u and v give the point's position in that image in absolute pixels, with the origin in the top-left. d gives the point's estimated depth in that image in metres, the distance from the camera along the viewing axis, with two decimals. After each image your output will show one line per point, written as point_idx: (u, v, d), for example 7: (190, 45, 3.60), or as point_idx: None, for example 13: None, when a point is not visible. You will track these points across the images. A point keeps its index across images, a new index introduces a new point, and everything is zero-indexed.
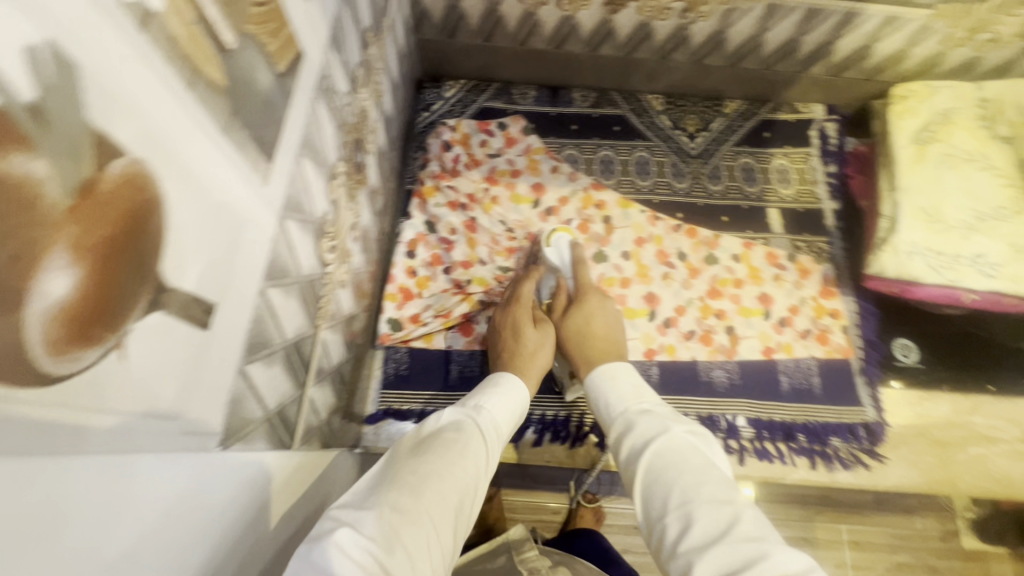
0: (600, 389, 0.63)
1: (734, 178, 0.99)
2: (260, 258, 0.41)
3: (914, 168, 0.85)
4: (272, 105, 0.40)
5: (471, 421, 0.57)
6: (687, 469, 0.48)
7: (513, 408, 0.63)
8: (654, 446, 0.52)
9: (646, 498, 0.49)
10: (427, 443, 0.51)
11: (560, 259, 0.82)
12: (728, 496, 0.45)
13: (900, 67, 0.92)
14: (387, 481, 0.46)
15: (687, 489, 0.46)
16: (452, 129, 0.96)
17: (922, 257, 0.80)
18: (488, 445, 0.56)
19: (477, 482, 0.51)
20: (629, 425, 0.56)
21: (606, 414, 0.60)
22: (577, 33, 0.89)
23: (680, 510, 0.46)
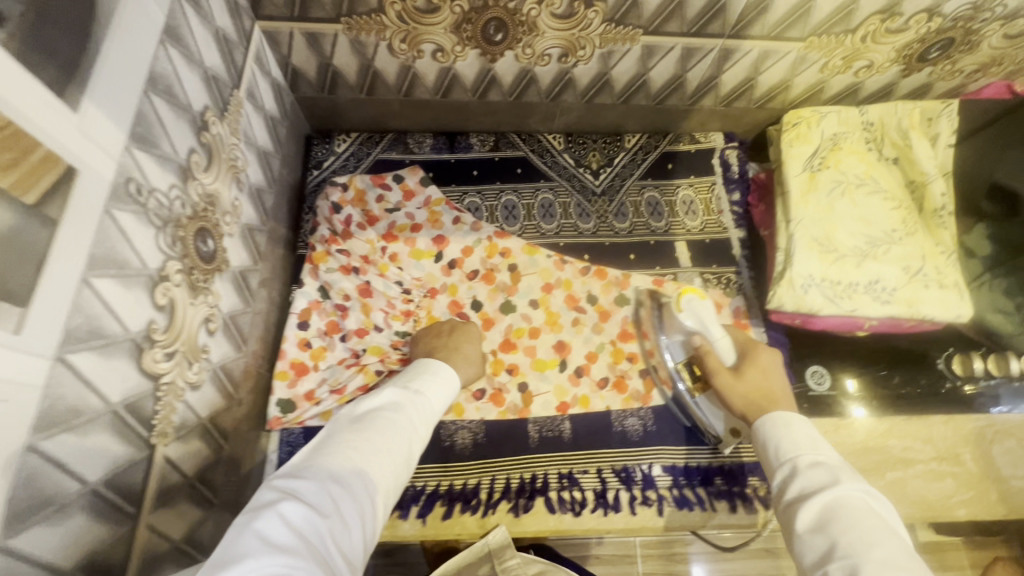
0: (768, 433, 0.59)
1: (640, 214, 0.98)
2: (24, 412, 0.36)
3: (807, 198, 0.85)
4: (18, 241, 0.35)
5: (409, 398, 0.61)
6: (859, 526, 0.45)
7: (443, 391, 0.67)
8: (822, 497, 0.49)
9: (806, 550, 0.47)
10: (367, 423, 0.54)
11: (699, 324, 0.76)
12: (909, 567, 0.41)
13: (787, 95, 0.92)
14: (326, 457, 0.49)
15: (854, 545, 0.43)
16: (344, 188, 0.91)
17: (818, 288, 0.80)
18: (418, 422, 0.60)
19: (407, 460, 0.55)
20: (795, 472, 0.53)
21: (772, 457, 0.57)
22: (460, 83, 0.86)
23: (845, 571, 0.42)
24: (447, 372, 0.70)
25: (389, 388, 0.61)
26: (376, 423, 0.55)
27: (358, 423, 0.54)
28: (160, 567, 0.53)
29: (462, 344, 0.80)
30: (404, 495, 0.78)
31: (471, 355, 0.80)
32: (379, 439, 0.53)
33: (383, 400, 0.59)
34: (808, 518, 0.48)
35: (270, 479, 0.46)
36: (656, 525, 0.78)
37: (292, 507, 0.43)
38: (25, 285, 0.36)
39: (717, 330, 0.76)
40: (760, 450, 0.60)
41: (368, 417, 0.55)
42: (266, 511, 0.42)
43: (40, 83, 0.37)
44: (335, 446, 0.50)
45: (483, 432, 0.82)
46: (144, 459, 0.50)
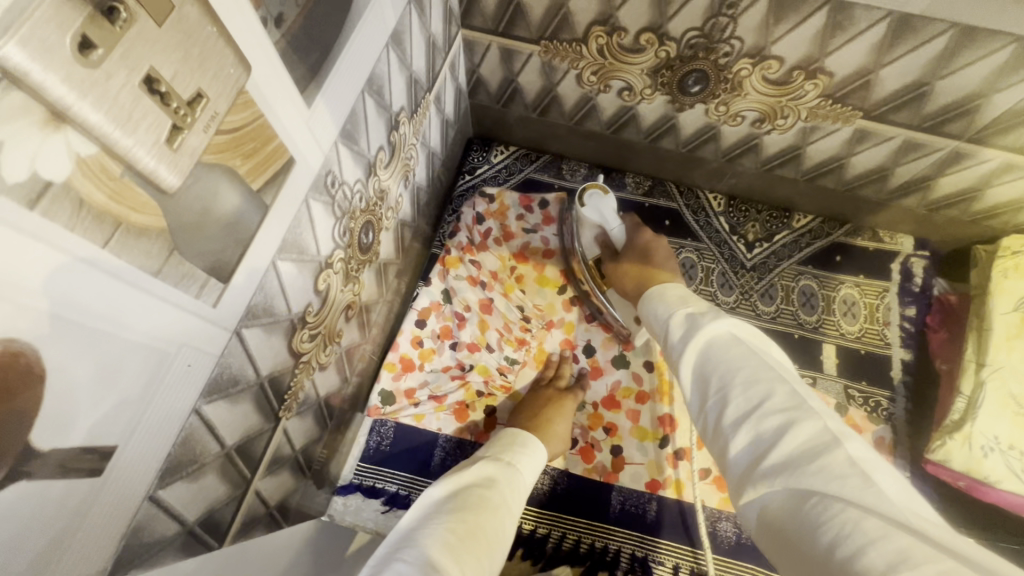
0: (648, 304, 0.61)
1: (790, 302, 0.88)
2: (197, 378, 0.39)
3: (1012, 344, 0.71)
4: (237, 224, 0.38)
5: (502, 475, 0.59)
6: (728, 359, 0.46)
7: (531, 466, 0.64)
8: (695, 345, 0.50)
9: (693, 400, 0.48)
10: (459, 505, 0.51)
11: (600, 217, 0.79)
12: (763, 375, 0.43)
13: (1015, 216, 0.77)
14: (421, 543, 0.45)
15: (723, 378, 0.45)
16: (490, 199, 0.92)
17: (1001, 456, 0.66)
18: (511, 499, 0.57)
19: (501, 543, 0.51)
20: (675, 331, 0.54)
21: (653, 323, 0.59)
22: (636, 123, 0.83)
23: (719, 405, 0.44)
24: (534, 442, 0.68)
25: (478, 462, 0.60)
26: (468, 504, 0.52)
27: (448, 506, 0.51)
28: (253, 528, 0.56)
29: (553, 421, 0.74)
30: None
31: (562, 433, 0.74)
32: (473, 522, 0.49)
33: (472, 477, 0.56)
34: (692, 366, 0.49)
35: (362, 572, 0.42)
36: None
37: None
38: (230, 264, 0.38)
39: (611, 218, 0.79)
40: (648, 324, 0.61)
41: (457, 501, 0.52)
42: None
43: (292, 79, 0.39)
44: (426, 535, 0.46)
45: (563, 483, 0.79)
46: (269, 430, 0.52)
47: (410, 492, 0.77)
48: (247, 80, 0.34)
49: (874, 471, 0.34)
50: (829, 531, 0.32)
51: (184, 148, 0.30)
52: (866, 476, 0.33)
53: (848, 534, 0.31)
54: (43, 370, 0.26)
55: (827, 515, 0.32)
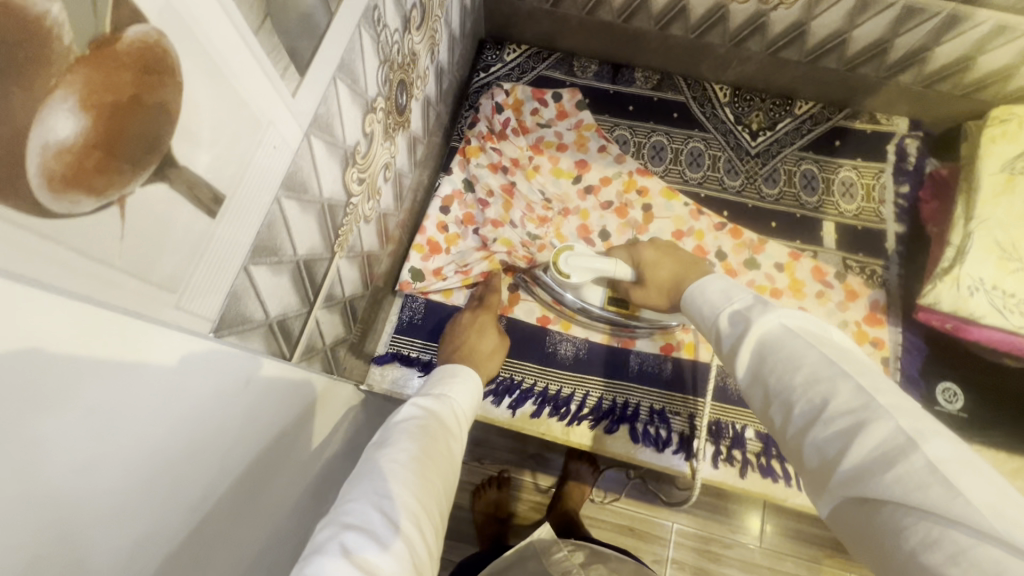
0: (692, 303, 0.61)
1: (792, 184, 0.93)
2: (279, 167, 0.43)
3: (998, 199, 0.77)
4: (310, 17, 0.41)
5: (438, 404, 0.63)
6: (783, 359, 0.48)
7: (469, 392, 0.69)
8: (748, 343, 0.51)
9: (758, 403, 0.50)
10: (394, 437, 0.56)
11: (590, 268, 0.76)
12: (824, 375, 0.44)
13: (1004, 86, 0.83)
14: (364, 480, 0.50)
15: (782, 380, 0.47)
16: (506, 93, 0.95)
17: (985, 295, 0.73)
18: (449, 424, 0.62)
19: (444, 461, 0.57)
20: (718, 333, 0.55)
21: (701, 320, 0.59)
22: (647, 8, 0.86)
23: (782, 409, 0.46)
24: (472, 372, 0.72)
25: (409, 402, 0.63)
26: (406, 433, 0.57)
27: (384, 441, 0.56)
28: (312, 360, 0.61)
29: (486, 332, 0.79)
30: (500, 384, 0.82)
31: (491, 349, 0.78)
32: (413, 451, 0.54)
33: (405, 415, 0.60)
34: (746, 368, 0.51)
35: (321, 522, 0.46)
36: (732, 484, 0.78)
37: (353, 539, 0.43)
38: (305, 57, 0.42)
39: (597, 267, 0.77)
40: (694, 320, 0.61)
41: (397, 432, 0.57)
42: (322, 553, 0.41)
43: None
44: (374, 465, 0.52)
45: (585, 349, 0.84)
46: (327, 259, 0.57)
47: None
48: None
49: (961, 477, 0.34)
50: (915, 535, 0.35)
51: None
52: (948, 482, 0.34)
53: (936, 541, 0.33)
54: (181, 80, 0.30)
55: (910, 521, 0.35)
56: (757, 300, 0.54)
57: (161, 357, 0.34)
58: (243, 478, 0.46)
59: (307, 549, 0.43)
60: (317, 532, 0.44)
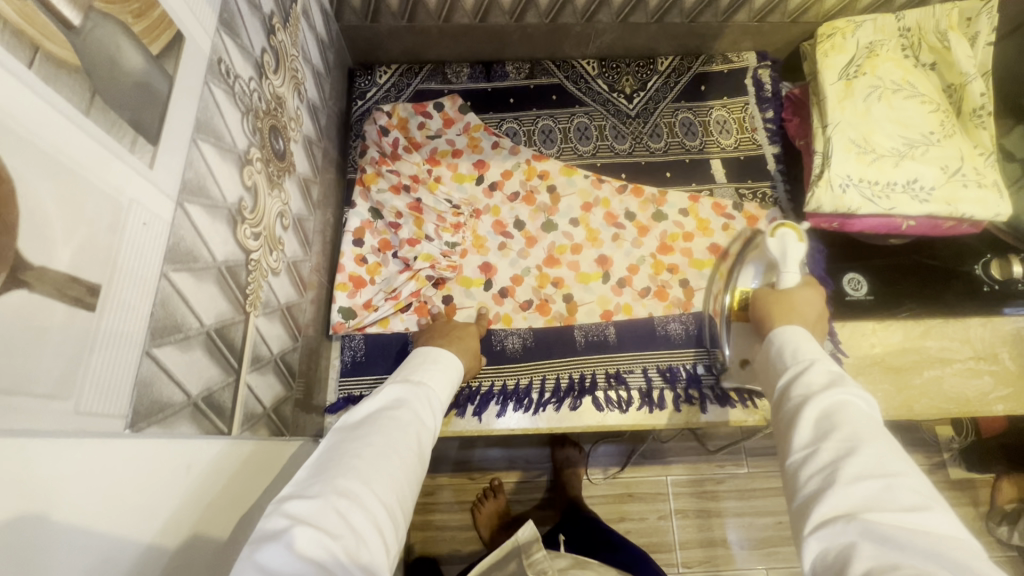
0: (782, 342, 0.62)
1: (675, 134, 1.00)
2: (156, 242, 0.41)
3: (843, 104, 0.86)
4: (148, 85, 0.40)
5: (409, 396, 0.63)
6: (863, 419, 0.49)
7: (445, 379, 0.70)
8: (835, 389, 0.52)
9: (798, 435, 0.50)
10: (369, 428, 0.56)
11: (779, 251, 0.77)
12: (900, 454, 0.46)
13: (821, 6, 0.93)
14: (327, 470, 0.51)
15: (857, 431, 0.47)
16: (388, 114, 0.95)
17: (855, 188, 0.81)
18: (420, 414, 0.62)
19: (414, 454, 0.57)
20: (805, 367, 0.56)
21: (778, 362, 0.60)
22: (498, 4, 0.89)
23: (833, 454, 0.46)
24: (449, 357, 0.74)
25: (381, 390, 0.63)
26: (376, 426, 0.57)
27: (354, 431, 0.56)
28: (255, 426, 0.58)
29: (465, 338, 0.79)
30: (460, 394, 0.82)
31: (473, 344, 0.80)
32: (378, 442, 0.54)
33: (376, 406, 0.60)
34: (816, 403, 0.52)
35: (277, 505, 0.47)
36: (697, 422, 0.82)
37: (304, 531, 0.43)
38: (153, 124, 0.40)
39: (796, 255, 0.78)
40: (772, 347, 0.63)
41: (368, 424, 0.57)
42: (272, 541, 0.43)
43: None
44: (341, 456, 0.52)
45: (531, 337, 0.86)
46: (242, 321, 0.55)
47: None
48: None
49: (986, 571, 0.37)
50: None
51: None
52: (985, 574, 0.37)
53: None
54: (12, 179, 0.28)
55: None
56: (838, 368, 0.55)
57: (81, 468, 0.33)
58: (219, 532, 0.47)
59: (257, 534, 0.44)
60: (268, 516, 0.46)
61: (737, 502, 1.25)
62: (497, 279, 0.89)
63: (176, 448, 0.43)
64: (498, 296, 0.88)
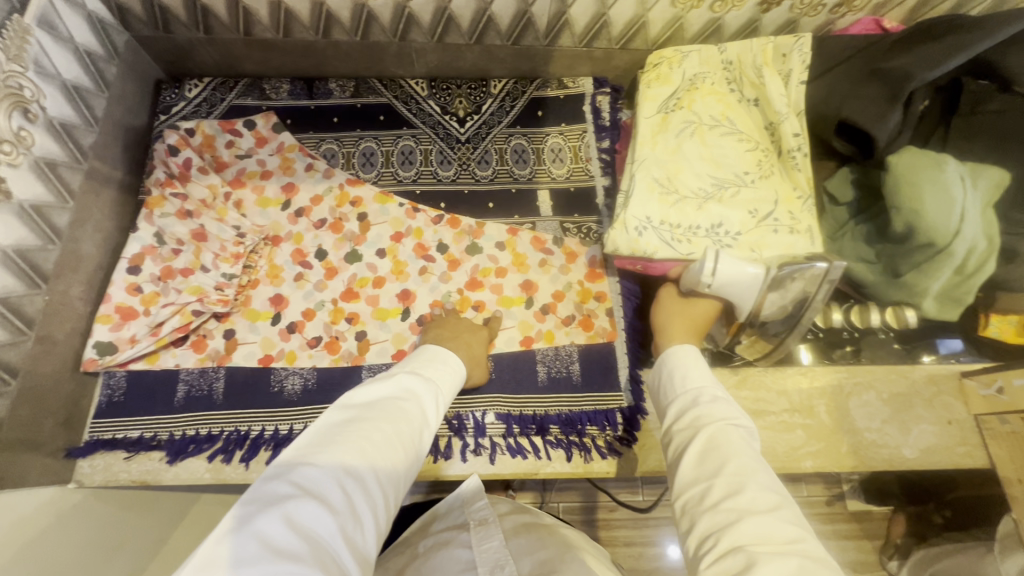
0: (672, 362, 0.62)
1: (504, 162, 0.95)
2: None
3: (655, 139, 0.82)
4: None
5: (425, 391, 0.59)
6: (745, 452, 0.49)
7: (450, 377, 0.65)
8: (713, 426, 0.52)
9: (697, 467, 0.50)
10: (380, 409, 0.53)
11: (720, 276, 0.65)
12: (776, 487, 0.47)
13: (648, 34, 0.88)
14: (336, 445, 0.47)
15: (739, 468, 0.47)
16: (189, 132, 0.89)
17: (655, 231, 0.77)
18: (428, 411, 0.57)
19: (417, 448, 0.53)
20: (692, 402, 0.57)
21: (666, 394, 0.61)
22: (296, 19, 0.83)
23: (727, 487, 0.46)
24: (455, 361, 0.68)
25: (395, 375, 0.59)
26: (384, 408, 0.53)
27: (367, 411, 0.52)
28: None
29: (472, 343, 0.78)
30: (228, 438, 0.76)
31: (477, 355, 0.77)
32: (387, 428, 0.50)
33: (390, 388, 0.56)
34: (701, 446, 0.51)
35: (280, 469, 0.45)
36: (485, 473, 0.78)
37: (302, 506, 0.41)
38: None
39: (743, 301, 0.66)
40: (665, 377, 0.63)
41: (376, 404, 0.53)
42: (271, 508, 0.41)
43: None
44: (348, 431, 0.49)
45: (314, 378, 0.80)
46: None
47: (155, 432, 0.76)
48: None
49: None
50: None
51: None
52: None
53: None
54: None
55: None
56: (729, 398, 0.57)
57: None
58: None
59: (257, 495, 0.42)
60: (273, 478, 0.43)
61: (627, 531, 1.21)
62: (288, 312, 0.84)
63: None
64: (285, 331, 0.82)
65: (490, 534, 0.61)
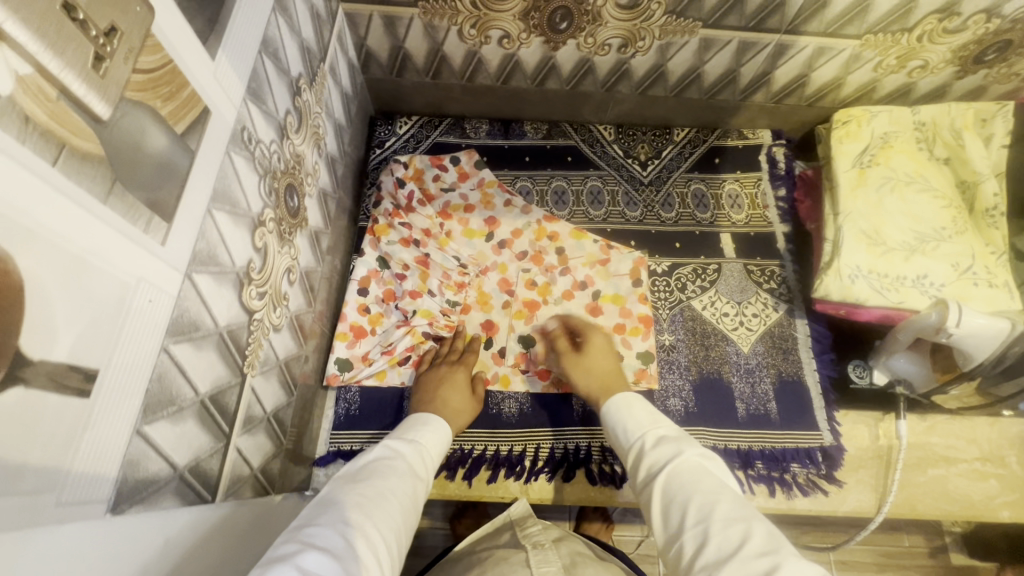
0: (615, 417, 0.68)
1: (686, 205, 1.00)
2: (161, 317, 0.41)
3: (856, 192, 0.87)
4: (168, 164, 0.41)
5: (401, 454, 0.63)
6: (699, 490, 0.53)
7: (440, 442, 0.70)
8: (668, 472, 0.57)
9: (672, 511, 0.53)
10: (364, 475, 0.58)
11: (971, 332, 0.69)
12: (740, 514, 0.49)
13: (838, 94, 0.94)
14: (327, 510, 0.51)
15: (703, 509, 0.51)
16: (406, 166, 0.97)
17: (865, 279, 0.81)
18: (416, 470, 0.63)
19: (406, 502, 0.57)
20: (643, 452, 0.62)
21: (621, 446, 0.66)
22: (521, 69, 0.91)
23: (698, 527, 0.50)
24: (438, 424, 0.72)
25: (381, 442, 0.65)
26: (370, 471, 0.59)
27: (357, 478, 0.57)
28: (239, 490, 0.57)
29: (448, 395, 0.78)
30: (451, 457, 0.81)
31: (457, 404, 0.78)
32: (365, 488, 0.55)
33: (375, 454, 0.62)
34: (663, 497, 0.55)
35: (291, 534, 0.47)
36: None
37: (310, 555, 0.44)
38: (170, 205, 0.41)
39: (978, 350, 0.71)
40: (610, 432, 0.69)
41: (365, 470, 0.59)
42: (283, 560, 0.43)
43: (192, 28, 0.42)
44: (342, 497, 0.53)
45: (528, 402, 0.85)
46: (237, 384, 0.54)
47: None
48: (151, 21, 0.37)
49: None
50: None
51: (109, 77, 0.34)
52: None
53: None
54: (24, 278, 0.28)
55: None
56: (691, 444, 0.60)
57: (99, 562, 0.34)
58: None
59: (271, 555, 0.44)
60: (282, 541, 0.46)
61: None
62: (498, 338, 0.89)
63: (172, 526, 0.43)
64: (497, 355, 0.88)
65: (547, 555, 0.61)
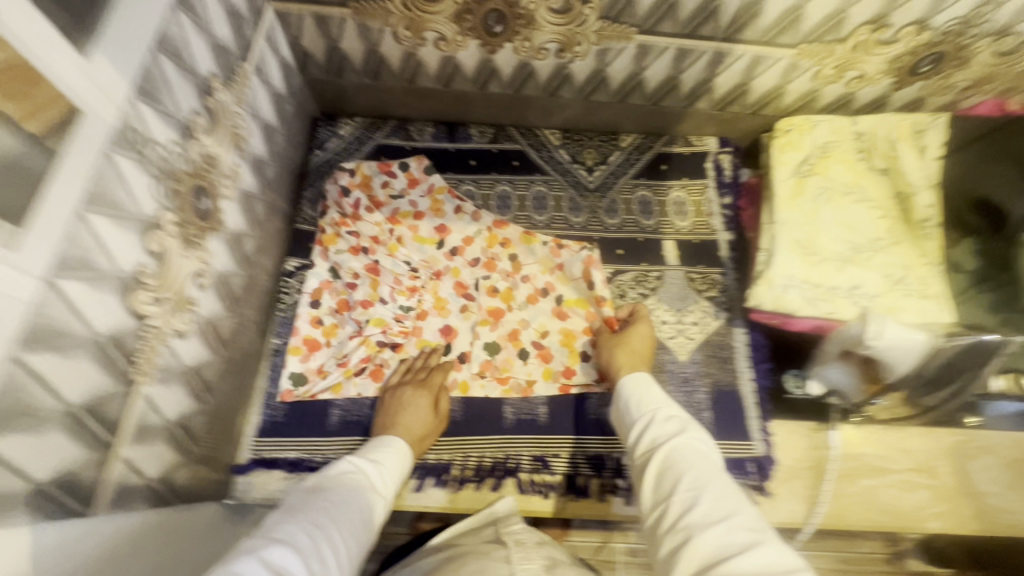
0: (630, 390, 0.66)
1: (631, 211, 1.00)
2: (9, 325, 0.39)
3: (793, 202, 0.87)
4: (20, 166, 0.39)
5: (367, 469, 0.62)
6: (700, 466, 0.52)
7: (402, 461, 0.68)
8: (671, 443, 0.55)
9: (663, 480, 0.53)
10: (331, 483, 0.56)
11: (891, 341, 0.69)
12: (734, 497, 0.49)
13: (780, 102, 0.94)
14: (295, 512, 0.50)
15: (698, 480, 0.50)
16: (351, 173, 0.95)
17: (797, 289, 0.81)
18: (379, 488, 0.61)
19: (370, 516, 0.56)
20: (650, 420, 0.60)
21: (626, 417, 0.64)
22: (461, 72, 0.90)
23: (688, 496, 0.49)
24: (398, 443, 0.70)
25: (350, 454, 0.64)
26: (339, 478, 0.57)
27: (323, 484, 0.56)
28: (130, 501, 0.55)
29: (402, 411, 0.77)
30: None
31: (420, 427, 0.77)
32: (331, 496, 0.54)
33: (341, 463, 0.61)
34: (658, 464, 0.54)
35: (257, 532, 0.46)
36: (624, 515, 0.80)
37: (276, 556, 0.43)
38: (20, 209, 0.39)
39: (900, 359, 0.71)
40: (617, 402, 0.67)
41: (334, 476, 0.57)
42: (248, 557, 0.42)
43: (51, 23, 0.41)
44: (310, 501, 0.52)
45: (461, 410, 0.84)
46: (125, 393, 0.53)
47: (311, 454, 0.79)
48: None
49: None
50: None
51: None
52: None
53: None
54: None
55: None
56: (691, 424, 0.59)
57: None
58: None
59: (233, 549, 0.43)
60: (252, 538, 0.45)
61: None
62: (457, 343, 0.88)
63: (24, 541, 0.42)
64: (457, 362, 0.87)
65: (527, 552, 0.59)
